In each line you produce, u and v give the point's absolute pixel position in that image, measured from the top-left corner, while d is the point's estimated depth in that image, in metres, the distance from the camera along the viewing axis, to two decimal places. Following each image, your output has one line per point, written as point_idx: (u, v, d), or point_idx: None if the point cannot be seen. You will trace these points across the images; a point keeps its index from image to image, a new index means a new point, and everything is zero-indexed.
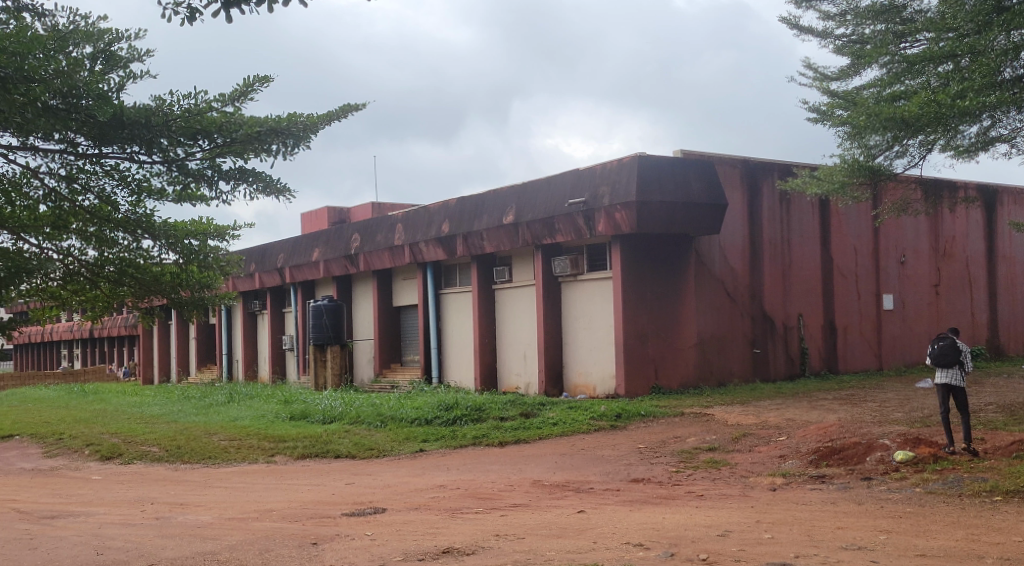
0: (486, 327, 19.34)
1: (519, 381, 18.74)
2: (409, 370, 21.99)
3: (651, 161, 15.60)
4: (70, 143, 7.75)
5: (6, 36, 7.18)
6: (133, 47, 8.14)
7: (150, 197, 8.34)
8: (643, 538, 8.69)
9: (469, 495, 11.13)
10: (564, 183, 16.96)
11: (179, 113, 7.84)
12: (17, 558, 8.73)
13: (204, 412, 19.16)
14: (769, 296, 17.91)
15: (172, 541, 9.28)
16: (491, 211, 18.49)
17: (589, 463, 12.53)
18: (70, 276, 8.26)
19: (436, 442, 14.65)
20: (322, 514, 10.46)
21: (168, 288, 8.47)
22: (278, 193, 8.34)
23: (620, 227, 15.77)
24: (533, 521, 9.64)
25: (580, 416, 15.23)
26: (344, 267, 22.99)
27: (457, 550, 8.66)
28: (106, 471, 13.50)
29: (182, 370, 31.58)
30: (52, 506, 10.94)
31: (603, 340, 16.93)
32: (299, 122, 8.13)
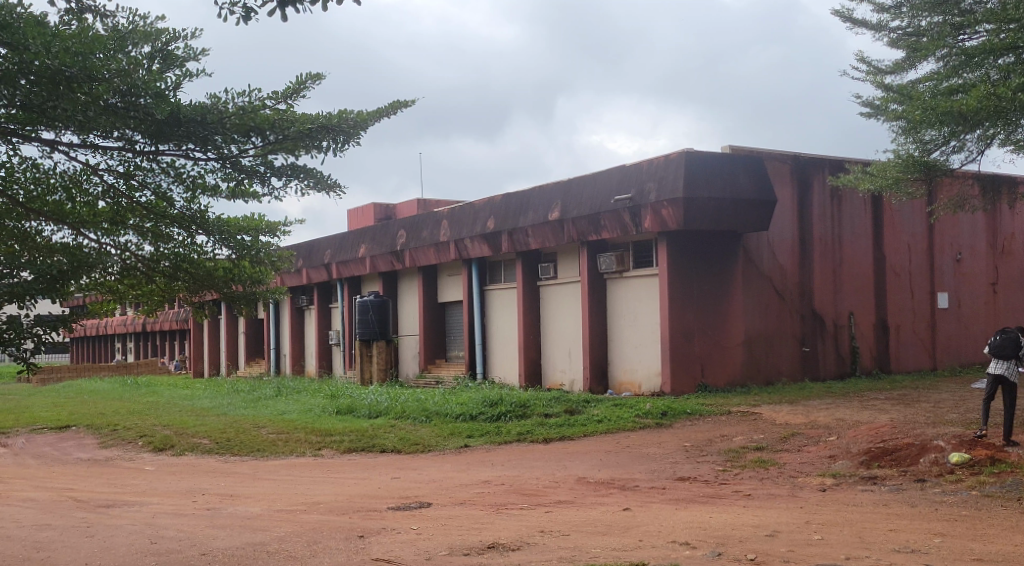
0: (532, 324, 19.39)
1: (564, 377, 18.75)
2: (454, 366, 22.09)
3: (698, 156, 15.55)
4: (128, 140, 7.87)
5: (67, 35, 7.30)
6: (189, 47, 8.22)
7: (204, 193, 8.44)
8: (690, 537, 8.68)
9: (514, 490, 11.19)
10: (610, 179, 16.95)
11: (232, 111, 7.92)
12: (73, 545, 8.90)
13: (253, 405, 19.36)
14: (819, 294, 17.78)
15: (223, 531, 9.42)
16: (537, 207, 18.52)
17: (635, 461, 12.53)
18: (127, 271, 8.34)
19: (480, 438, 14.74)
20: (368, 507, 10.57)
21: (221, 282, 8.50)
22: (328, 189, 8.41)
23: (667, 224, 15.73)
24: (579, 518, 9.67)
25: (625, 414, 15.22)
26: (389, 263, 23.13)
27: (502, 545, 8.72)
28: (159, 462, 13.72)
29: (231, 364, 32.01)
30: (107, 495, 11.16)
31: (648, 337, 16.91)
32: (350, 119, 8.22)
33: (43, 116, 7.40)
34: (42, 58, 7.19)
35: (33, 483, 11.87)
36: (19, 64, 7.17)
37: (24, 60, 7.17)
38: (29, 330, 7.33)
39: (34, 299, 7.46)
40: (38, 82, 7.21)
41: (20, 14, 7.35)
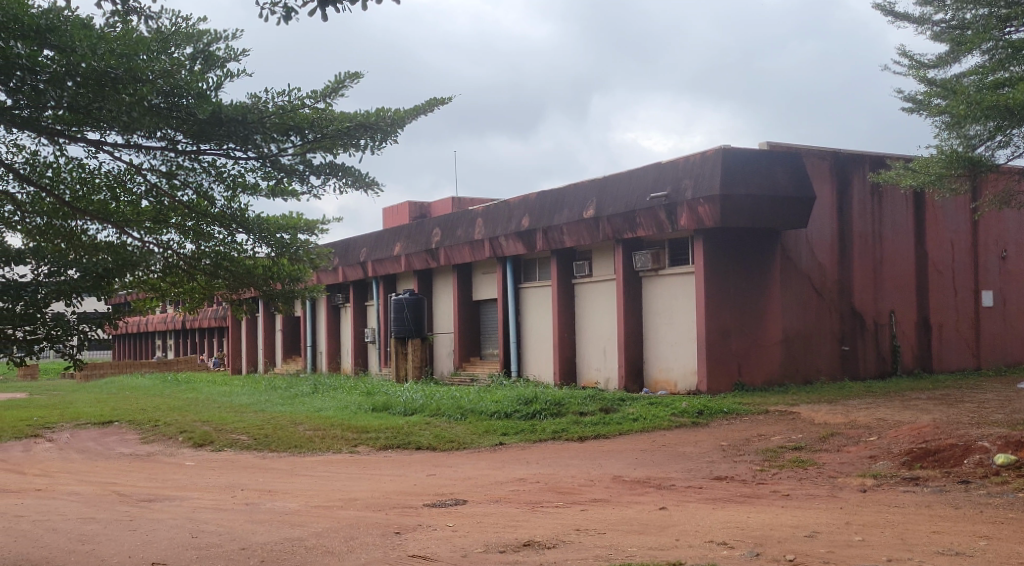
0: (566, 322, 19.38)
1: (599, 376, 18.73)
2: (489, 364, 22.12)
3: (736, 153, 15.46)
4: (170, 140, 7.95)
5: (112, 37, 7.43)
6: (230, 47, 8.29)
7: (244, 192, 8.52)
8: (727, 537, 8.66)
9: (550, 489, 11.19)
10: (646, 176, 16.89)
11: (272, 110, 7.99)
12: (116, 538, 9.01)
13: (289, 402, 19.46)
14: (859, 293, 17.64)
15: (262, 526, 9.50)
16: (572, 205, 18.50)
17: (671, 460, 12.49)
18: (170, 269, 8.46)
19: (515, 436, 14.75)
20: (404, 504, 10.62)
21: (261, 279, 8.58)
22: (367, 186, 8.46)
23: (703, 221, 15.68)
24: (615, 516, 9.66)
25: (661, 413, 15.19)
26: (424, 261, 23.20)
27: (538, 543, 8.73)
28: (198, 457, 13.86)
29: (269, 361, 32.29)
30: (149, 489, 11.28)
31: (684, 336, 16.85)
32: (388, 117, 8.28)
33: (89, 117, 7.51)
34: (88, 59, 7.31)
35: (76, 477, 12.03)
36: (66, 66, 7.29)
37: (71, 62, 7.29)
38: (75, 327, 7.44)
39: (81, 297, 7.56)
40: (84, 83, 7.32)
41: (67, 18, 7.49)
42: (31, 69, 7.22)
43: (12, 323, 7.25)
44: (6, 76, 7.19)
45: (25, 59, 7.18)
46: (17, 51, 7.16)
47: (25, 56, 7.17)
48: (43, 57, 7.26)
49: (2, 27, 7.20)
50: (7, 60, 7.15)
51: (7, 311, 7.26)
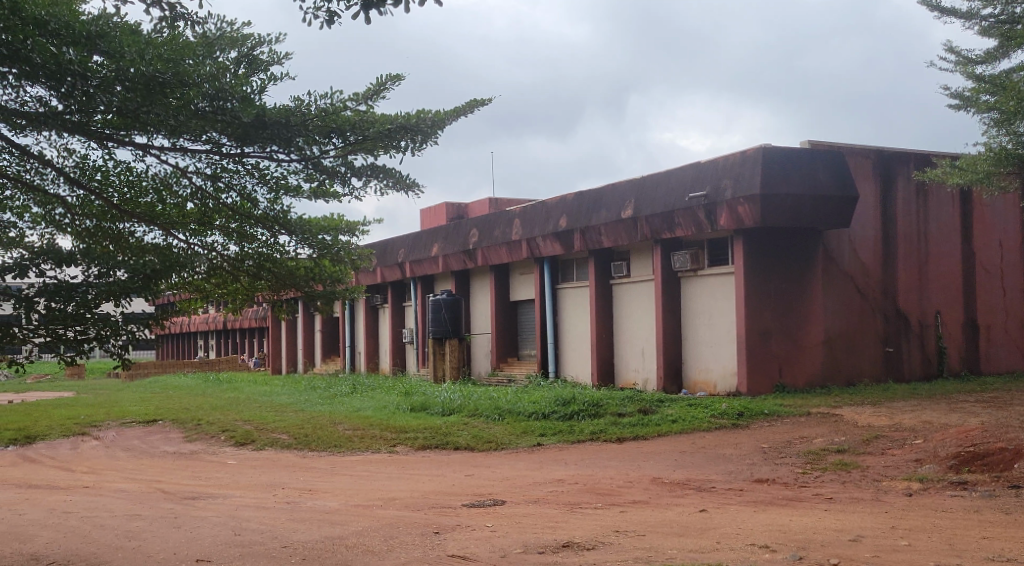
0: (604, 323, 19.35)
1: (637, 377, 18.67)
2: (526, 365, 22.12)
3: (776, 152, 15.35)
4: (215, 143, 8.02)
5: (160, 42, 7.55)
6: (274, 51, 8.36)
7: (287, 194, 8.58)
8: (769, 540, 8.61)
9: (589, 490, 11.18)
10: (685, 176, 16.82)
11: (315, 112, 8.03)
12: (162, 535, 9.09)
13: (329, 402, 19.56)
14: (903, 293, 17.45)
15: (303, 525, 9.56)
16: (610, 205, 18.45)
17: (711, 462, 12.43)
18: (214, 270, 8.54)
19: (553, 437, 14.75)
20: (443, 503, 10.65)
21: (303, 281, 8.64)
22: (408, 188, 8.49)
23: (743, 221, 15.58)
24: (655, 518, 9.64)
25: (700, 414, 15.12)
26: (462, 262, 23.24)
27: (577, 545, 8.72)
28: (241, 456, 13.98)
29: (309, 361, 32.51)
30: (193, 487, 11.40)
31: (724, 337, 16.75)
32: (428, 118, 8.30)
33: (137, 122, 7.62)
34: (137, 64, 7.40)
35: (122, 474, 12.19)
36: (116, 71, 7.38)
37: (121, 67, 7.38)
38: (122, 327, 7.55)
39: (130, 297, 7.64)
40: (133, 87, 7.41)
41: (117, 24, 7.57)
42: (82, 75, 7.33)
43: (63, 323, 7.38)
44: (57, 81, 7.31)
45: (77, 64, 7.30)
46: (68, 56, 7.28)
47: (76, 61, 7.30)
48: (93, 62, 7.37)
49: (55, 33, 7.30)
50: (60, 65, 7.25)
51: (59, 311, 7.38)
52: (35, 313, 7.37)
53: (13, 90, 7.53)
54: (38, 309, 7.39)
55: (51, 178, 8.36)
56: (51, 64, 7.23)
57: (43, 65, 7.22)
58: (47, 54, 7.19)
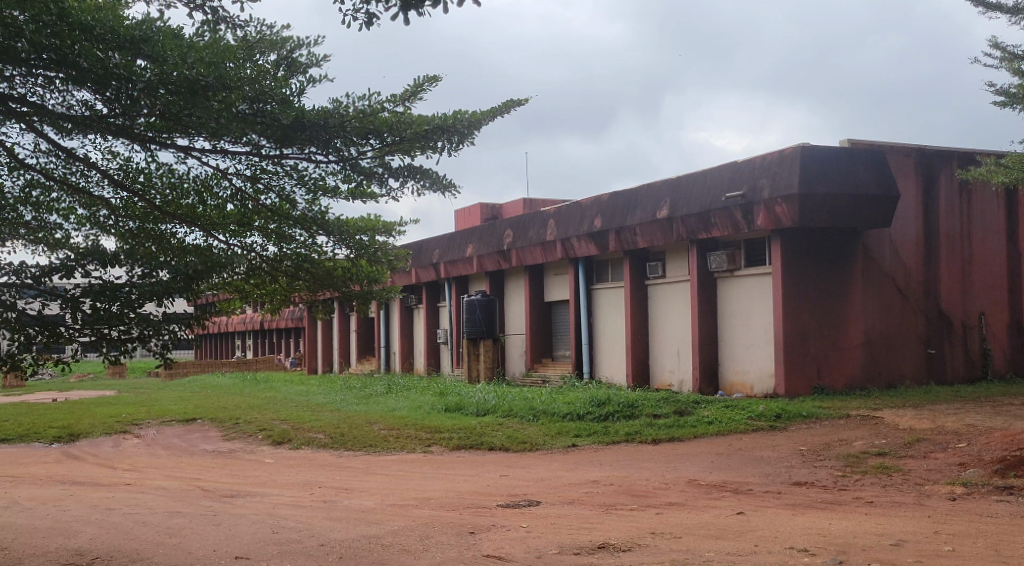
0: (639, 324, 19.27)
1: (673, 378, 18.58)
2: (561, 365, 22.08)
3: (815, 151, 15.21)
4: (255, 145, 8.06)
5: (202, 46, 7.54)
6: (313, 54, 8.38)
7: (325, 195, 8.61)
8: (808, 543, 8.53)
9: (624, 491, 11.12)
10: (721, 176, 16.70)
11: (353, 114, 8.03)
12: (201, 532, 9.14)
13: (364, 402, 19.62)
14: (946, 294, 17.25)
15: (340, 523, 9.59)
16: (645, 205, 18.37)
17: (748, 464, 12.33)
18: (253, 271, 8.57)
19: (588, 438, 14.71)
20: (478, 503, 10.64)
21: (340, 282, 8.67)
22: (445, 189, 8.50)
23: (781, 221, 15.47)
24: (691, 520, 9.57)
25: (737, 416, 15.02)
26: (497, 262, 23.23)
27: (613, 546, 8.68)
28: (278, 455, 14.05)
29: (344, 361, 32.66)
30: (232, 485, 11.47)
31: (761, 338, 16.63)
32: (465, 119, 8.29)
33: (179, 124, 7.70)
34: (180, 68, 7.45)
35: (163, 472, 12.29)
36: (159, 75, 7.44)
37: (164, 72, 7.44)
38: (164, 327, 7.62)
39: (172, 298, 7.70)
40: (177, 90, 7.46)
41: (160, 29, 7.56)
42: (127, 79, 7.39)
43: (108, 323, 7.44)
44: (103, 86, 7.39)
45: (122, 68, 7.37)
46: (114, 61, 7.37)
47: (121, 66, 7.38)
48: (138, 66, 7.42)
49: (100, 38, 7.38)
50: (105, 70, 7.35)
51: (104, 311, 7.45)
52: (81, 313, 7.45)
53: (59, 93, 7.64)
54: (84, 308, 7.47)
55: (96, 180, 8.45)
56: (98, 70, 7.33)
57: (90, 71, 7.32)
58: (93, 59, 7.29)
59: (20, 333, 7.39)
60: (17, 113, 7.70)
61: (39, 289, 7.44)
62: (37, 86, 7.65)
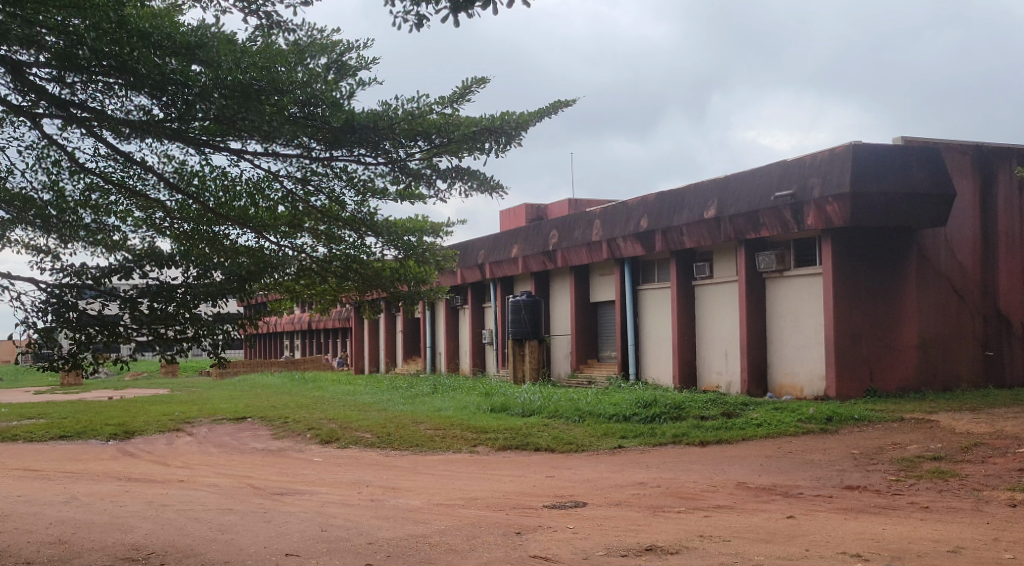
0: (686, 324, 19.11)
1: (720, 380, 18.41)
2: (607, 366, 21.96)
3: (867, 149, 14.98)
4: (306, 148, 8.07)
5: (255, 51, 7.70)
6: (362, 57, 8.37)
7: (373, 196, 8.60)
8: (861, 549, 8.39)
9: (671, 493, 11.01)
10: (771, 175, 16.51)
11: (402, 116, 8.01)
12: (253, 529, 9.17)
13: (411, 402, 19.65)
14: (1005, 294, 16.90)
15: (387, 522, 9.57)
16: (692, 205, 18.21)
17: (799, 467, 12.15)
18: (303, 272, 8.58)
19: (634, 439, 14.59)
20: (525, 504, 10.58)
21: (388, 282, 8.66)
22: (492, 190, 8.45)
23: (832, 220, 15.26)
24: (740, 524, 9.44)
25: (787, 418, 14.83)
26: (542, 262, 23.15)
27: (660, 548, 8.58)
28: (325, 454, 14.07)
29: (390, 361, 32.77)
30: (281, 483, 11.51)
31: (812, 339, 16.41)
32: (513, 120, 8.22)
33: (231, 128, 7.73)
34: (234, 73, 7.56)
35: (213, 469, 12.37)
36: (214, 80, 7.54)
37: (219, 77, 7.54)
38: (217, 326, 7.66)
39: (226, 298, 7.75)
40: (231, 95, 7.55)
41: (215, 34, 7.62)
42: (183, 84, 7.51)
43: (164, 323, 7.53)
44: (161, 92, 7.53)
45: (178, 73, 7.50)
46: (171, 66, 7.49)
47: (177, 72, 7.50)
48: (193, 72, 7.53)
49: (157, 44, 7.49)
50: (163, 76, 7.48)
51: (161, 311, 7.54)
52: (139, 313, 7.55)
53: (118, 98, 7.71)
54: (142, 308, 7.58)
55: (152, 183, 8.49)
56: (155, 75, 7.45)
57: (147, 76, 7.45)
58: (151, 65, 7.43)
59: (80, 333, 7.51)
60: (77, 118, 7.80)
61: (99, 290, 7.57)
62: (97, 92, 7.73)
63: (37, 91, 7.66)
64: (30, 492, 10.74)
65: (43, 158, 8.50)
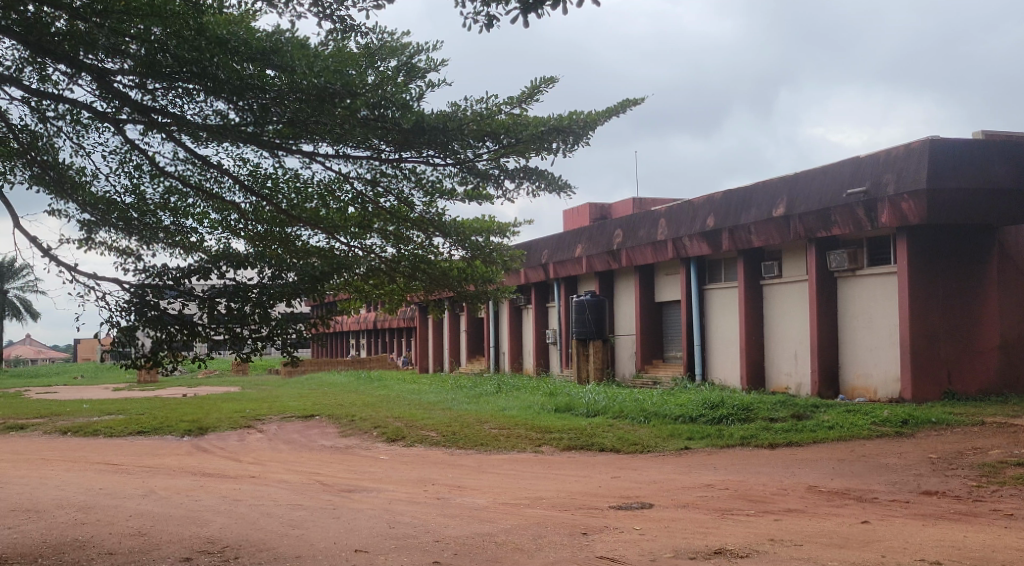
0: (754, 325, 18.78)
1: (789, 381, 18.06)
2: (672, 367, 21.68)
3: (945, 144, 14.59)
4: (376, 149, 8.00)
5: (328, 54, 7.57)
6: (431, 59, 8.28)
7: (441, 197, 8.50)
8: (941, 556, 8.11)
9: (741, 496, 10.77)
10: (843, 172, 16.14)
11: (470, 117, 7.92)
12: (322, 525, 9.14)
13: (476, 401, 19.59)
14: None
15: (454, 520, 9.47)
16: (761, 203, 17.89)
17: (873, 471, 11.83)
18: (372, 272, 8.48)
19: (701, 441, 14.35)
20: (591, 504, 10.42)
21: (456, 282, 8.53)
22: (560, 190, 8.32)
23: (907, 217, 14.89)
24: (812, 528, 9.19)
25: (861, 421, 14.46)
26: (606, 262, 22.93)
27: (730, 552, 8.37)
28: (392, 452, 14.05)
29: (456, 360, 32.78)
30: (350, 480, 11.48)
31: (886, 340, 16.01)
32: (581, 119, 8.05)
33: (303, 129, 7.77)
34: (309, 77, 7.49)
35: (284, 466, 12.40)
36: (290, 84, 7.54)
37: (294, 80, 7.52)
38: (290, 326, 7.64)
39: (299, 298, 7.66)
40: (306, 98, 7.57)
41: (289, 38, 7.57)
42: (260, 89, 7.56)
43: (240, 322, 7.52)
44: (239, 97, 7.56)
45: (255, 78, 7.51)
46: (249, 72, 7.51)
47: (254, 77, 7.52)
48: (270, 76, 7.54)
49: (235, 51, 7.47)
50: (242, 80, 7.50)
51: (237, 311, 7.53)
52: (216, 312, 7.55)
53: (197, 103, 7.73)
54: (219, 308, 7.57)
55: (228, 186, 8.49)
56: (234, 80, 7.49)
57: (227, 81, 7.48)
58: (230, 71, 7.45)
59: (162, 331, 7.56)
60: (158, 123, 7.84)
61: (179, 290, 7.59)
62: (178, 97, 7.75)
63: (120, 98, 7.71)
64: (108, 485, 10.84)
65: (126, 162, 8.54)
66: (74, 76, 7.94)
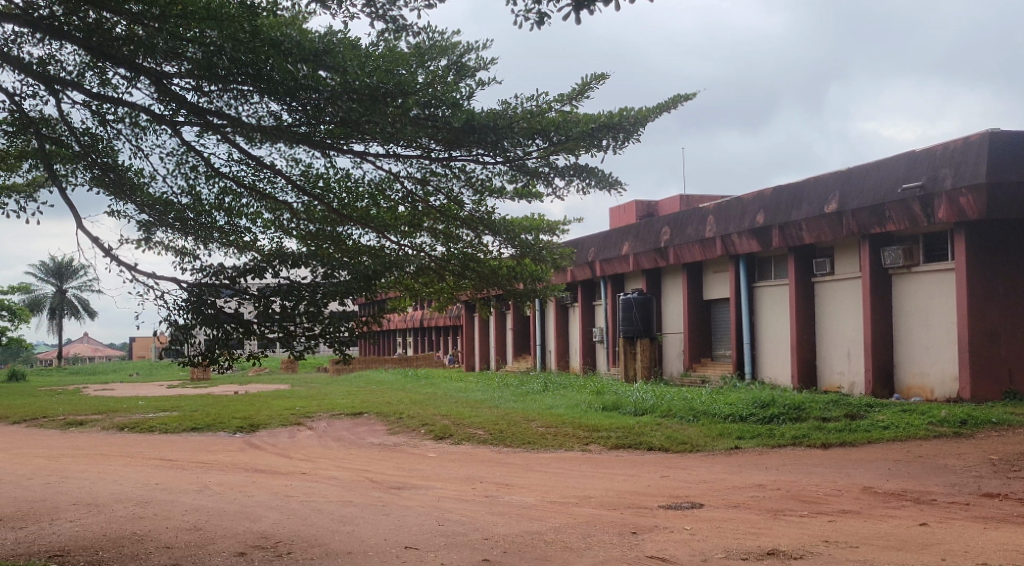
0: (805, 323, 18.49)
1: (842, 380, 17.75)
2: (721, 366, 21.41)
3: (1005, 137, 14.26)
4: (425, 148, 7.91)
5: (378, 54, 7.61)
6: (480, 57, 8.16)
7: (491, 195, 8.39)
8: (1003, 561, 7.86)
9: (794, 497, 10.55)
10: (898, 166, 15.83)
11: (521, 115, 7.80)
12: (372, 521, 9.07)
13: (524, 399, 19.44)
14: None
15: (503, 518, 9.36)
16: (812, 199, 17.59)
17: (930, 472, 11.54)
18: (422, 271, 8.36)
19: (751, 440, 14.12)
20: (641, 504, 10.26)
21: (505, 280, 8.44)
22: (610, 186, 8.17)
23: (965, 213, 14.55)
24: (869, 530, 8.96)
25: (917, 421, 14.15)
26: (653, 259, 22.72)
27: (784, 553, 8.18)
28: (440, 449, 13.97)
29: (501, 358, 32.76)
30: (399, 478, 11.41)
31: (943, 338, 15.67)
32: (631, 116, 7.96)
33: (356, 129, 7.68)
34: (361, 78, 7.43)
35: (333, 463, 12.36)
36: (342, 84, 7.42)
37: (346, 80, 7.42)
38: (342, 324, 7.54)
39: (349, 298, 7.57)
40: (358, 98, 7.44)
41: (341, 39, 7.53)
42: (314, 89, 7.43)
43: (292, 320, 7.46)
44: (292, 97, 7.49)
45: (309, 79, 7.40)
46: (302, 73, 7.40)
47: (308, 77, 7.41)
48: (321, 77, 7.42)
49: (288, 52, 7.38)
50: (295, 82, 7.41)
51: (289, 309, 7.48)
52: (269, 310, 7.50)
53: (251, 105, 7.68)
54: (272, 306, 7.53)
55: (281, 186, 8.44)
56: (288, 81, 7.41)
57: (281, 82, 7.43)
58: (284, 72, 7.38)
59: (217, 329, 7.54)
60: (214, 125, 7.81)
61: (234, 289, 7.59)
62: (232, 99, 7.69)
63: (177, 100, 7.68)
64: (161, 480, 10.85)
65: (182, 163, 8.53)
66: (132, 79, 7.94)
